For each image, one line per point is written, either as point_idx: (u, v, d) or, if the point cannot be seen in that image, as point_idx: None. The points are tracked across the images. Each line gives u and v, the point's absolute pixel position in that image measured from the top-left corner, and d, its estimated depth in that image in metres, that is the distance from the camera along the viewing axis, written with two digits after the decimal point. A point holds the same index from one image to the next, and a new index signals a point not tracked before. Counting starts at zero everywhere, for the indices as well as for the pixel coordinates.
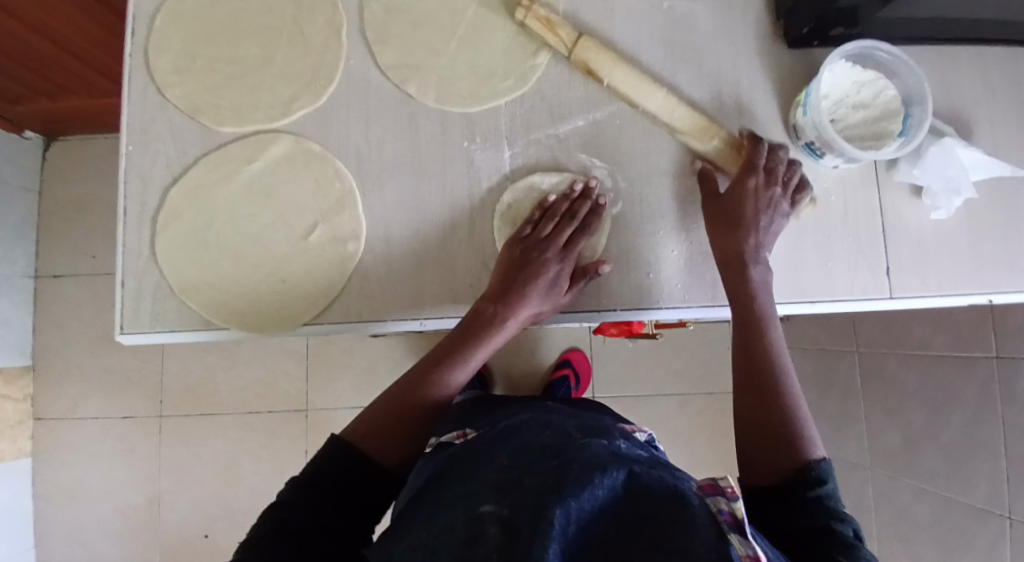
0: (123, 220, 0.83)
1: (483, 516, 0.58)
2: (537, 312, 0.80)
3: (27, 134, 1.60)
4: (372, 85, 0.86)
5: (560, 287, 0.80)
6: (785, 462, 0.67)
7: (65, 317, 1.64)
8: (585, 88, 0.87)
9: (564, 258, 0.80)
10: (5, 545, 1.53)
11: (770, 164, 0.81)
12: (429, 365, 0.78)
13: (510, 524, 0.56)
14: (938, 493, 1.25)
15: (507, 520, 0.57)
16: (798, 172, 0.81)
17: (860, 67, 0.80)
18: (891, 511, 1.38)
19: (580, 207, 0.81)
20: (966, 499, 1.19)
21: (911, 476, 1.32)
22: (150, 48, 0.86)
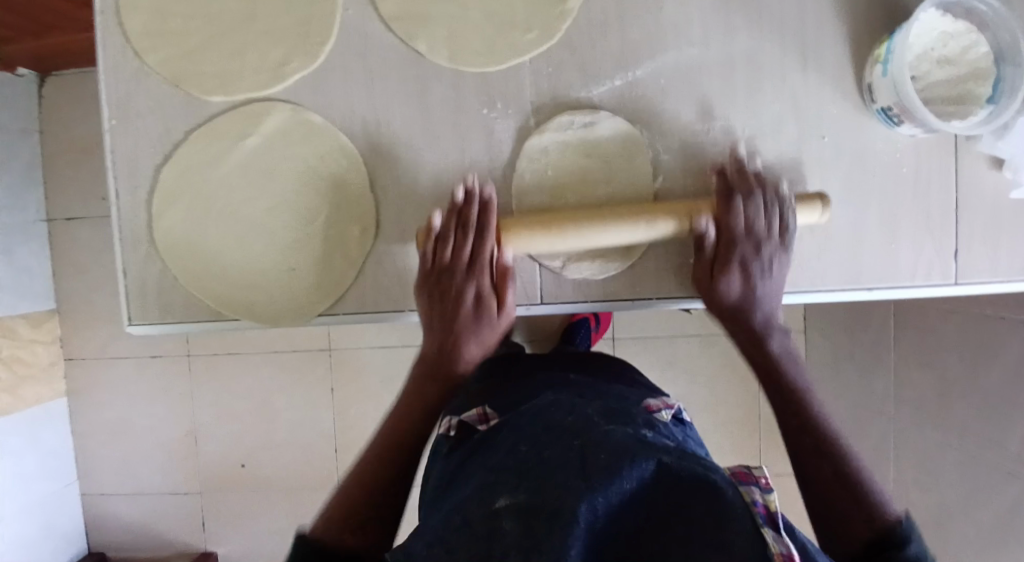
0: (116, 205, 0.77)
1: (498, 510, 0.54)
2: (484, 340, 0.74)
3: (20, 71, 1.51)
4: (375, 43, 0.75)
5: (489, 311, 0.73)
6: (855, 521, 0.60)
7: (81, 262, 1.61)
8: (621, 37, 0.75)
9: (476, 274, 0.72)
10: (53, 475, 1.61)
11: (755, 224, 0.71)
12: (395, 428, 0.72)
13: (529, 515, 0.52)
14: (965, 451, 1.14)
15: (524, 510, 0.52)
16: (785, 218, 0.70)
17: (950, 16, 0.67)
18: (915, 458, 1.28)
19: (469, 215, 0.71)
20: (994, 458, 1.08)
21: (936, 429, 1.21)
22: (124, 3, 0.75)
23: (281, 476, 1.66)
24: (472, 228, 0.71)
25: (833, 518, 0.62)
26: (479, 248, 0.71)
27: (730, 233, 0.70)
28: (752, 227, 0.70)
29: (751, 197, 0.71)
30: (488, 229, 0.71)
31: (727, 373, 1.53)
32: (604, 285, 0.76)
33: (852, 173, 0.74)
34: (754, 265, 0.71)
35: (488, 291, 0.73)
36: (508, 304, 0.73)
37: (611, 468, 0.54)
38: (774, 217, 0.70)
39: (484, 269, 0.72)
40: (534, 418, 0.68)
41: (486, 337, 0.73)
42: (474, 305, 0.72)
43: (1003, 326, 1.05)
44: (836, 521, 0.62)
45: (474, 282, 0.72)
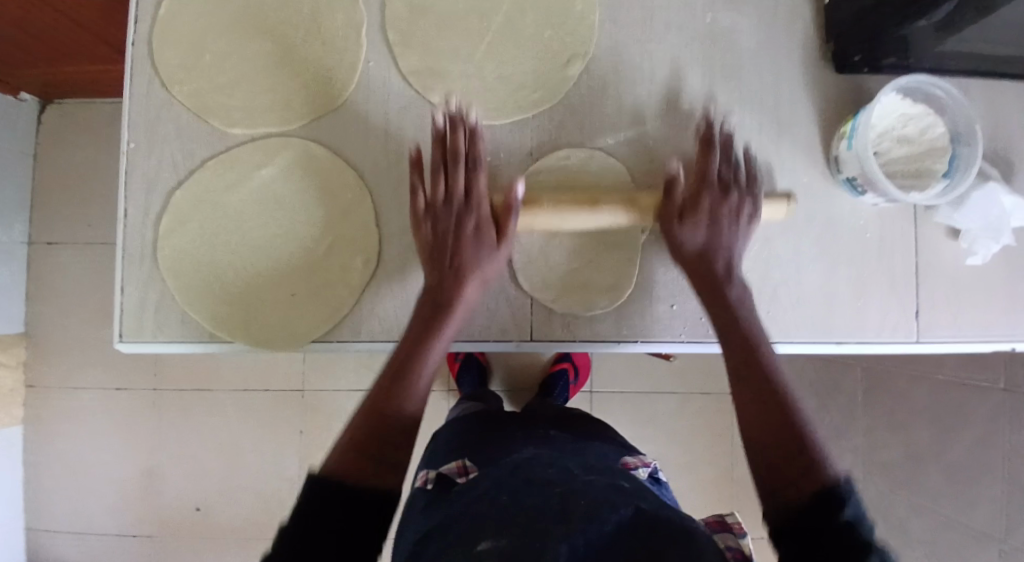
0: (124, 224, 0.79)
1: (481, 554, 0.57)
2: (484, 270, 0.74)
3: (23, 96, 1.53)
4: (391, 92, 0.81)
5: (488, 238, 0.73)
6: (808, 482, 0.58)
7: (59, 287, 1.59)
8: (617, 102, 0.82)
9: (471, 206, 0.73)
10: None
11: (722, 174, 0.75)
12: (388, 373, 0.69)
13: (511, 561, 0.56)
14: (937, 514, 1.18)
15: (507, 555, 0.56)
16: (749, 173, 0.76)
17: (909, 100, 0.75)
18: (883, 523, 1.30)
19: (456, 142, 0.73)
20: (964, 521, 1.11)
21: (906, 494, 1.25)
22: (157, 38, 0.80)
23: (242, 520, 1.60)
24: (461, 160, 0.73)
25: (783, 467, 0.60)
26: (474, 180, 0.73)
27: (704, 176, 0.75)
28: (726, 179, 0.75)
29: (724, 153, 0.76)
30: (478, 156, 0.73)
31: (700, 434, 1.56)
32: (593, 326, 0.80)
33: (824, 236, 0.81)
34: (728, 206, 0.74)
35: (486, 219, 0.73)
36: (508, 233, 0.74)
37: (595, 514, 0.59)
38: (733, 166, 0.76)
39: (479, 196, 0.73)
40: (516, 465, 0.70)
41: (485, 265, 0.73)
42: (473, 231, 0.73)
43: (970, 392, 1.12)
44: (786, 476, 0.60)
45: (472, 212, 0.73)
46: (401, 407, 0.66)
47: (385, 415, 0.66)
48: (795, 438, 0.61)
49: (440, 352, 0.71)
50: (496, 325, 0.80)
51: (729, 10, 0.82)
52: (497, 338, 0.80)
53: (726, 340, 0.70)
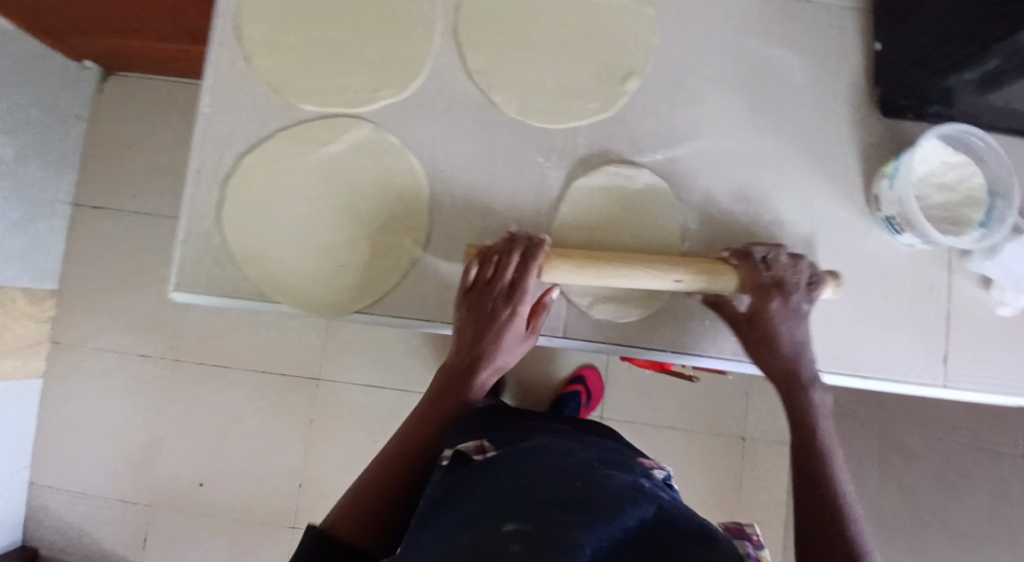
0: (194, 180, 0.84)
1: (504, 535, 0.57)
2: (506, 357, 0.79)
3: (85, 65, 1.56)
4: (456, 87, 0.86)
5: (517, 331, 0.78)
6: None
7: (96, 249, 1.62)
8: (668, 121, 0.86)
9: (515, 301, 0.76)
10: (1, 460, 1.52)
11: (777, 275, 0.75)
12: (406, 436, 0.77)
13: (533, 543, 0.55)
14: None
15: (529, 539, 0.56)
16: (806, 269, 0.76)
17: (951, 149, 0.79)
18: None
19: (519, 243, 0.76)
20: None
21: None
22: (246, 14, 0.86)
23: (236, 505, 1.59)
24: (518, 256, 0.76)
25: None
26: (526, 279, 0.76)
27: (757, 285, 0.75)
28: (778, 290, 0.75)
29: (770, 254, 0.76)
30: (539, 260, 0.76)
31: (709, 472, 1.54)
32: (623, 329, 0.83)
33: (856, 270, 0.83)
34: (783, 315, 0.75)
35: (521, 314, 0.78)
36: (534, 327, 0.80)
37: (617, 506, 0.58)
38: (789, 262, 0.76)
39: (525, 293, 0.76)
40: (534, 454, 0.69)
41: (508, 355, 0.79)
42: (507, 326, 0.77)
43: (980, 455, 1.12)
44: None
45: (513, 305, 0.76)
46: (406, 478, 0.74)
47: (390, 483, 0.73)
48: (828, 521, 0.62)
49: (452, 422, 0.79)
50: None
51: (782, 47, 0.87)
52: None
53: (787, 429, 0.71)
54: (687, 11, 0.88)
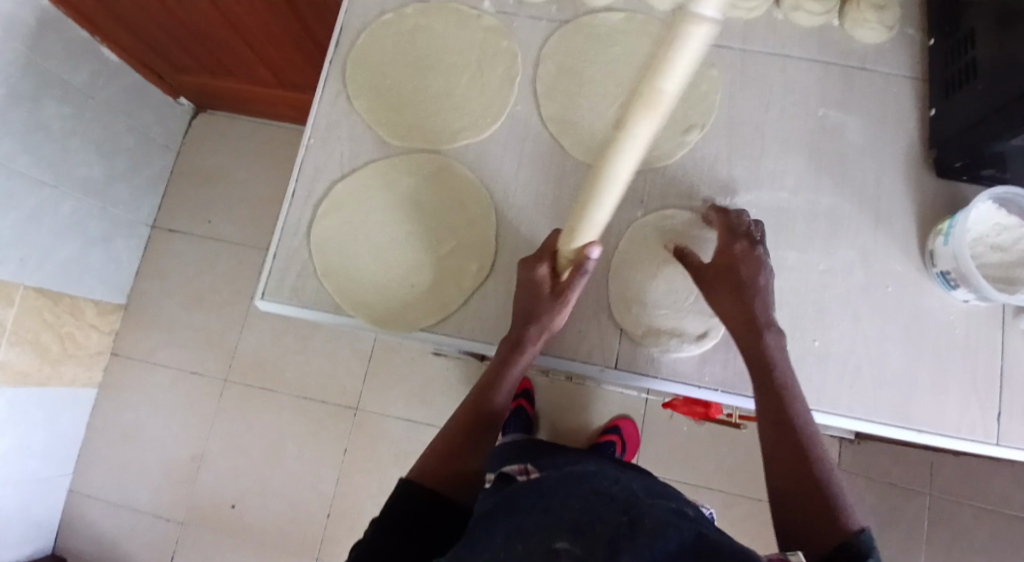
0: (288, 201, 0.92)
1: (556, 549, 0.60)
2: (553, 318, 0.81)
3: (181, 101, 1.71)
4: (532, 132, 0.93)
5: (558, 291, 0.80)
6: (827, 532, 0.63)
7: (166, 268, 1.71)
8: (728, 174, 0.91)
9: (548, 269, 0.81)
10: (50, 465, 1.56)
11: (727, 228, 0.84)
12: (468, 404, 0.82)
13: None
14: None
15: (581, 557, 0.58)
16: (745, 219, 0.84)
17: (1005, 210, 0.82)
18: None
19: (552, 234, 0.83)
20: None
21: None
22: (349, 59, 0.96)
23: (270, 529, 1.58)
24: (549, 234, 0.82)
25: (812, 522, 0.64)
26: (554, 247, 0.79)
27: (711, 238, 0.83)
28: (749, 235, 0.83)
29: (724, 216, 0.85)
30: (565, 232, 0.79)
31: (743, 533, 1.51)
32: (675, 365, 0.86)
33: (909, 325, 0.85)
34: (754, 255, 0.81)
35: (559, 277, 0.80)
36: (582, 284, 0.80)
37: (658, 531, 0.59)
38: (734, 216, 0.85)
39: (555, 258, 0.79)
40: (579, 474, 0.70)
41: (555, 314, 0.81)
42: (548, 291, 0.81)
43: None
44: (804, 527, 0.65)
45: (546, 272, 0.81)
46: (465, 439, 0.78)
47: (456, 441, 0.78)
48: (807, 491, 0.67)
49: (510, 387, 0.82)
50: (584, 348, 0.87)
51: (839, 110, 0.92)
52: (584, 360, 0.87)
53: (761, 403, 0.75)
54: (749, 75, 0.94)
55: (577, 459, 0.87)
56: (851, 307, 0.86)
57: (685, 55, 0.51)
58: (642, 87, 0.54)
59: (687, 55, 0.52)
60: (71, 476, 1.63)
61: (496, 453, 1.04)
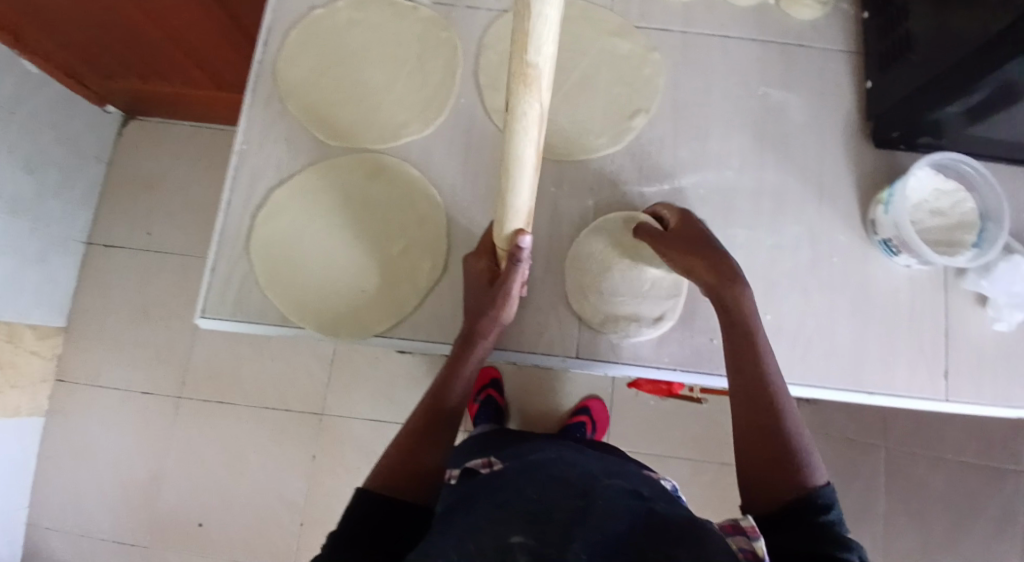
0: (225, 210, 0.88)
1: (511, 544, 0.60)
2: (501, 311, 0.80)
3: (109, 108, 1.61)
4: (477, 124, 0.91)
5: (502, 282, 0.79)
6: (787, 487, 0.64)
7: (107, 285, 1.63)
8: (675, 155, 0.91)
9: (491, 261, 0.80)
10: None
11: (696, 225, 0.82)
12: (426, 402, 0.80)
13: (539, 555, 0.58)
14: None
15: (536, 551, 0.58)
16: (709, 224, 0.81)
17: (942, 176, 0.84)
18: None
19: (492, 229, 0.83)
20: None
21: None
22: (281, 58, 0.92)
23: (239, 544, 1.54)
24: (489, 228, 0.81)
25: (773, 475, 0.65)
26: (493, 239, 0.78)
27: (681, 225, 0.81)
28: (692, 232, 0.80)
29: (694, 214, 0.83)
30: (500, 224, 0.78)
31: (712, 501, 1.55)
32: (635, 350, 0.86)
33: (856, 292, 0.87)
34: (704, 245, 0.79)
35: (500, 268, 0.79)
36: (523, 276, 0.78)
37: (609, 515, 0.61)
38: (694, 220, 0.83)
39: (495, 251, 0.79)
40: (537, 464, 0.71)
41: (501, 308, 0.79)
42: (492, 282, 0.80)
43: None
44: (767, 482, 0.65)
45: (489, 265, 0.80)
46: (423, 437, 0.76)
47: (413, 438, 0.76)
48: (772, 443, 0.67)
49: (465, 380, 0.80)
50: (544, 340, 0.87)
51: (779, 87, 0.93)
52: (544, 352, 0.87)
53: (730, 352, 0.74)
54: (691, 55, 0.95)
55: (541, 446, 0.87)
56: (800, 279, 0.88)
57: (545, 31, 0.45)
58: (513, 66, 0.49)
59: (550, 21, 0.45)
60: (26, 510, 1.55)
61: (462, 447, 1.03)
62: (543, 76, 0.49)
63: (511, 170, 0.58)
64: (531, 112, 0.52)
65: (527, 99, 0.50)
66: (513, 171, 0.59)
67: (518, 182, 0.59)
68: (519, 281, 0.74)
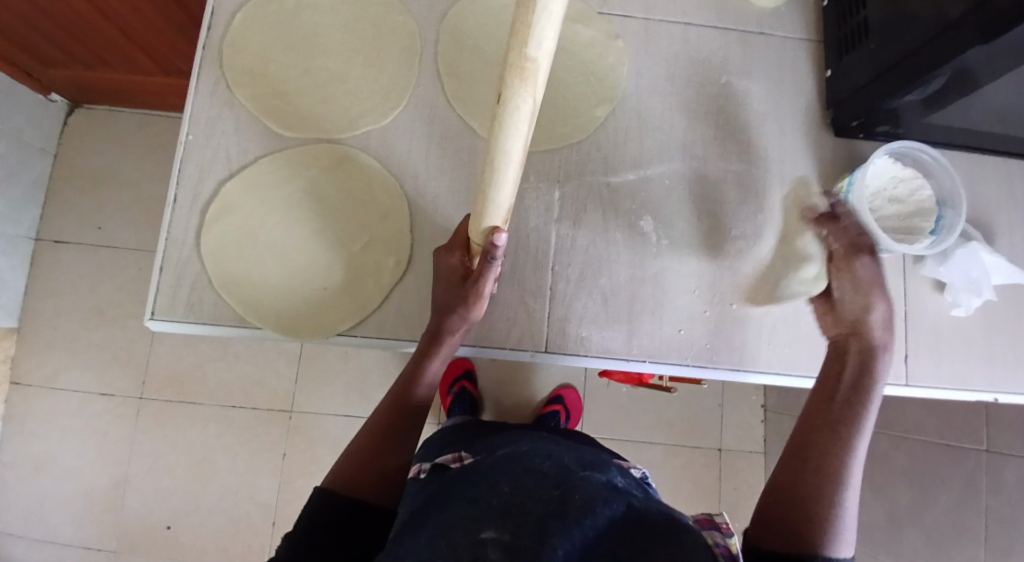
0: (173, 207, 0.84)
1: (484, 540, 0.58)
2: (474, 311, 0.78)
3: (53, 98, 1.53)
4: (438, 113, 0.89)
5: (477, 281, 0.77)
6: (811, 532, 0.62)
7: (60, 284, 1.55)
8: (640, 144, 0.90)
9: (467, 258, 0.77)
10: None
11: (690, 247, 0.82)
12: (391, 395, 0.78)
13: (513, 551, 0.57)
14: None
15: (509, 547, 0.57)
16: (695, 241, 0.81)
17: (899, 164, 0.85)
18: None
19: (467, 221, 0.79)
20: None
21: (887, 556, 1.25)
22: (228, 45, 0.88)
23: (210, 545, 1.51)
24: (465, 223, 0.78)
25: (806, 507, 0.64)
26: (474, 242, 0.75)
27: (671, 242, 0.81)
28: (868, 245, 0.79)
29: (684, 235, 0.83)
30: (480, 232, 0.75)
31: (684, 484, 1.57)
32: (602, 341, 0.85)
33: None
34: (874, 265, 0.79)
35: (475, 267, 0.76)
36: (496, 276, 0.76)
37: (587, 508, 0.59)
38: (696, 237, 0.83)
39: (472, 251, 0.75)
40: (510, 456, 0.70)
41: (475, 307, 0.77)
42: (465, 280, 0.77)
43: (945, 457, 1.16)
44: (795, 511, 0.64)
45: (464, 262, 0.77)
46: (393, 435, 0.75)
47: (384, 434, 0.75)
48: (817, 485, 0.66)
49: (434, 374, 0.79)
50: (512, 335, 0.85)
51: (742, 75, 0.93)
52: (513, 347, 0.85)
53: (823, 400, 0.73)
54: (654, 42, 0.93)
55: (509, 440, 0.86)
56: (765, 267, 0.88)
57: (549, 22, 0.45)
58: (510, 56, 0.47)
59: (552, 11, 0.44)
60: None
61: (430, 442, 1.02)
62: (541, 71, 0.48)
63: (496, 166, 0.54)
64: (523, 105, 0.49)
65: (522, 92, 0.49)
66: (496, 168, 0.55)
67: (502, 179, 0.55)
68: (493, 277, 0.71)
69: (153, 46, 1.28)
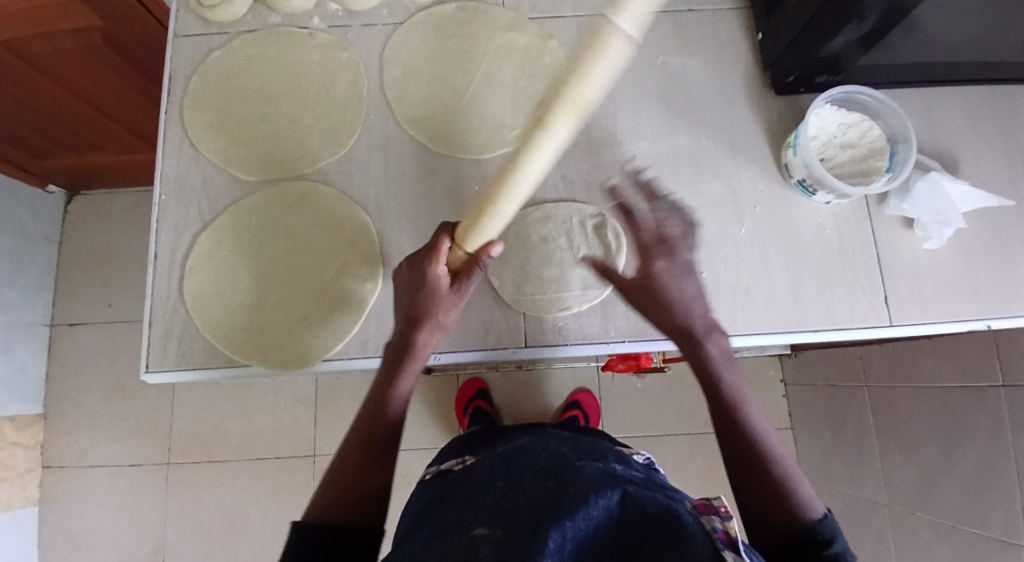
0: (153, 265, 0.88)
1: (476, 538, 0.56)
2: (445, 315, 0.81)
3: (51, 188, 1.60)
4: (391, 136, 0.92)
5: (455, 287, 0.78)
6: (786, 521, 0.65)
7: (79, 365, 1.61)
8: (591, 134, 0.93)
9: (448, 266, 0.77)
10: None
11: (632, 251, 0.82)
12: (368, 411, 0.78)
13: (505, 547, 0.54)
14: (956, 530, 1.14)
15: (501, 542, 0.55)
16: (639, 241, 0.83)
17: (845, 110, 0.86)
18: (914, 550, 1.25)
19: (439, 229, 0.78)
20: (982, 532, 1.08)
21: (927, 511, 1.21)
22: (186, 106, 0.93)
23: None
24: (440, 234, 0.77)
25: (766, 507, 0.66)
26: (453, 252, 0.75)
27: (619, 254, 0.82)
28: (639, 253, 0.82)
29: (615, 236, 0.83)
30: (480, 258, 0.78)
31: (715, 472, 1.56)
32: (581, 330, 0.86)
33: (787, 237, 0.89)
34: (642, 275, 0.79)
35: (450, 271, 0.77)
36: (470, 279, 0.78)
37: (581, 498, 0.56)
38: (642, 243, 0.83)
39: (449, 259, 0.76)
40: (508, 454, 0.70)
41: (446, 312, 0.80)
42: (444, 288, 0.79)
43: (964, 400, 1.12)
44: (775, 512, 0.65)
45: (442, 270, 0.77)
46: (383, 450, 0.76)
47: (372, 448, 0.76)
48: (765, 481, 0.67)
49: (410, 381, 0.80)
50: (493, 336, 0.86)
51: (679, 54, 0.95)
52: (494, 347, 0.86)
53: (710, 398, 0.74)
54: None
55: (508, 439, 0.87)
56: (730, 232, 0.89)
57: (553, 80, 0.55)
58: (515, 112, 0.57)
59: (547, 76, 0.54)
60: None
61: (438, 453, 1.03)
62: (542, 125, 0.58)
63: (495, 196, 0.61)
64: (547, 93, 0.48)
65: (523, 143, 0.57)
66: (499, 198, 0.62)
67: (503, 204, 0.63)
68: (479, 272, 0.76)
69: (133, 123, 1.35)
